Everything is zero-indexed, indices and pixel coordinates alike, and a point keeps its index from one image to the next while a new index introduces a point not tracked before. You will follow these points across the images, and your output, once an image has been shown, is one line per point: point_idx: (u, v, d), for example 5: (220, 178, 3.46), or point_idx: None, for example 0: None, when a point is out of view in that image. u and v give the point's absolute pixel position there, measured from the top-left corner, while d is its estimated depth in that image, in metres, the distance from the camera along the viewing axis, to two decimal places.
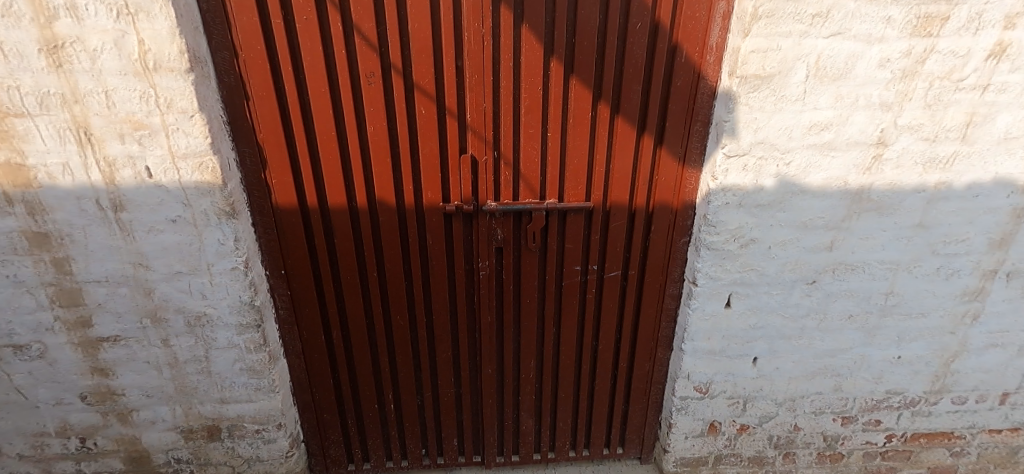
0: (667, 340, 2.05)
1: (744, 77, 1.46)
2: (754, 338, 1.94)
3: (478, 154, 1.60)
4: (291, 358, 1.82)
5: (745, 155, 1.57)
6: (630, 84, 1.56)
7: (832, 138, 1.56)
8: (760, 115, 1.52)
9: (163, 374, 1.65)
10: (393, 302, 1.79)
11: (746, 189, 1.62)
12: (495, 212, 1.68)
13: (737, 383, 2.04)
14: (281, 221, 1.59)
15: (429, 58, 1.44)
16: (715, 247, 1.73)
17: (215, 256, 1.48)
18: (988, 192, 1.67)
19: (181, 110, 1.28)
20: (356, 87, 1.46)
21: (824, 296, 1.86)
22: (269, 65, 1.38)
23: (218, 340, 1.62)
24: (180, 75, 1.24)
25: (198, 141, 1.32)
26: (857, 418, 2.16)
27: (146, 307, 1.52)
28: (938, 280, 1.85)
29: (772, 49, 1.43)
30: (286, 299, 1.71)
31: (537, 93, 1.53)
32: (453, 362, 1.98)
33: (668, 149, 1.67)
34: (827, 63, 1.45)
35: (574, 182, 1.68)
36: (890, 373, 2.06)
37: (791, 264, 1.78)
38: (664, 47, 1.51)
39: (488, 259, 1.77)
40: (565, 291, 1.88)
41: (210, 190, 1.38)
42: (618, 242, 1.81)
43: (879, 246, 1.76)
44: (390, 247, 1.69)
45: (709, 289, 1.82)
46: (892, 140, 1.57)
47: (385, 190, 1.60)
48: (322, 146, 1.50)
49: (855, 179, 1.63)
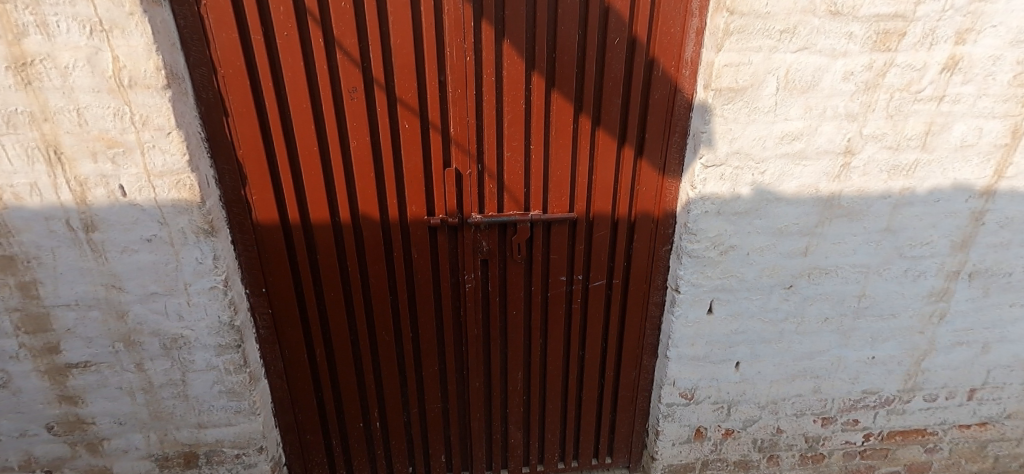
0: (652, 347, 2.07)
1: (719, 90, 1.51)
2: (736, 343, 1.98)
3: (463, 168, 1.61)
4: (272, 379, 1.77)
5: (723, 165, 1.62)
6: (610, 97, 1.60)
7: (803, 148, 1.63)
8: (735, 126, 1.57)
9: (137, 400, 1.58)
10: (378, 317, 1.77)
11: (724, 197, 1.67)
12: (480, 225, 1.69)
13: (722, 387, 2.08)
14: (261, 238, 1.55)
15: (412, 73, 1.45)
16: (695, 254, 1.77)
17: (192, 275, 1.44)
18: (948, 196, 1.76)
19: (157, 127, 1.25)
20: (338, 102, 1.46)
21: (802, 299, 1.92)
22: (248, 80, 1.36)
23: (196, 362, 1.56)
24: (157, 92, 1.22)
25: (175, 158, 1.29)
26: (836, 418, 2.22)
27: (119, 330, 1.46)
28: (906, 281, 1.93)
29: (744, 63, 1.49)
30: (266, 318, 1.67)
31: (519, 106, 1.55)
32: (439, 377, 1.96)
33: (648, 160, 1.71)
34: (796, 76, 1.52)
35: (557, 194, 1.71)
36: (865, 373, 2.13)
37: (769, 269, 1.83)
38: (641, 61, 1.56)
39: (474, 272, 1.77)
40: (550, 301, 1.89)
41: (188, 208, 1.35)
42: (602, 252, 1.84)
43: (851, 251, 1.83)
44: (375, 262, 1.67)
45: (692, 296, 1.85)
46: (858, 149, 1.65)
47: (369, 204, 1.58)
48: (304, 162, 1.49)
49: (826, 186, 1.70)
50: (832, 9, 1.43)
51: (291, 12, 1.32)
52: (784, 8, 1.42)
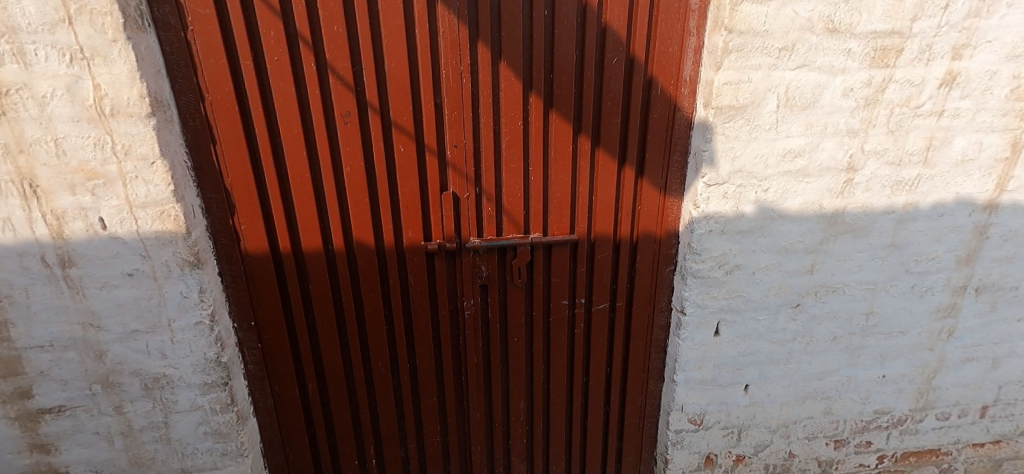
0: (658, 371, 2.01)
1: (719, 108, 1.49)
2: (744, 365, 1.92)
3: (460, 191, 1.56)
4: (261, 417, 1.67)
5: (725, 183, 1.60)
6: (609, 117, 1.57)
7: (805, 165, 1.60)
8: (737, 144, 1.55)
9: (115, 445, 1.47)
10: (374, 347, 1.69)
11: (727, 216, 1.64)
12: (479, 249, 1.63)
13: (731, 412, 2.01)
14: (250, 268, 1.48)
15: (407, 96, 1.42)
16: (700, 275, 1.72)
17: (177, 310, 1.37)
18: (952, 211, 1.74)
19: (140, 156, 1.19)
20: (331, 126, 1.41)
21: (809, 318, 1.87)
22: (237, 106, 1.31)
23: (179, 403, 1.47)
24: (141, 120, 1.17)
25: (159, 188, 1.23)
26: (848, 440, 2.16)
27: (97, 372, 1.37)
28: (913, 297, 1.89)
29: (743, 81, 1.47)
30: (256, 352, 1.58)
31: (517, 127, 1.52)
32: (439, 408, 1.87)
33: (649, 180, 1.67)
34: (796, 94, 1.50)
35: (558, 215, 1.66)
36: (876, 392, 2.07)
37: (775, 288, 1.79)
38: (640, 80, 1.54)
39: (473, 298, 1.71)
40: (553, 326, 1.83)
41: (172, 240, 1.29)
42: (605, 274, 1.79)
43: (857, 267, 1.80)
44: (370, 291, 1.61)
45: (698, 318, 1.80)
46: (860, 165, 1.63)
47: (364, 231, 1.53)
48: (295, 189, 1.43)
49: (829, 202, 1.67)
50: (829, 27, 1.43)
51: (282, 37, 1.28)
52: (782, 26, 1.41)
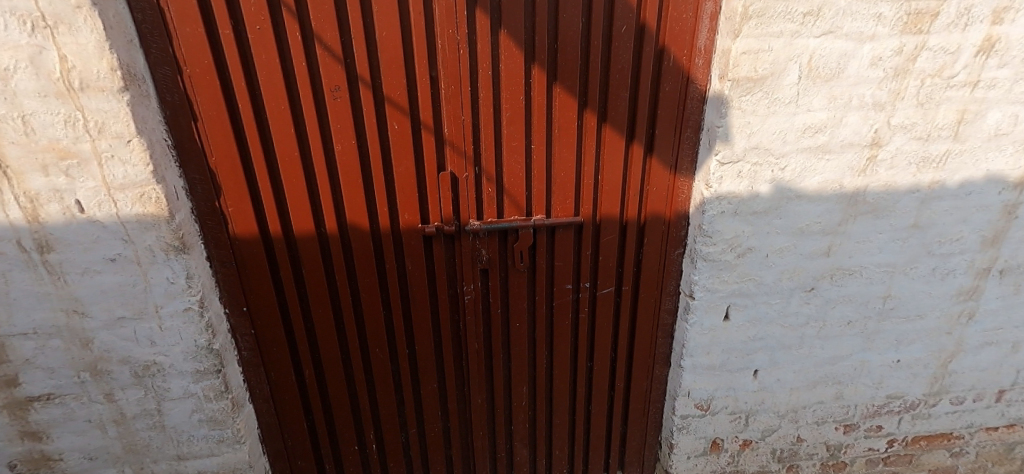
0: (665, 356, 1.95)
1: (736, 80, 1.39)
2: (754, 350, 1.86)
3: (458, 171, 1.48)
4: (258, 403, 1.64)
5: (740, 162, 1.50)
6: (617, 91, 1.47)
7: (826, 141, 1.50)
8: (754, 119, 1.44)
9: (108, 432, 1.44)
10: (371, 333, 1.64)
11: (741, 196, 1.55)
12: (479, 232, 1.56)
13: (739, 397, 1.96)
14: (240, 253, 1.42)
15: (400, 69, 1.32)
16: (711, 258, 1.65)
17: (164, 297, 1.31)
18: (980, 189, 1.64)
19: (115, 134, 1.12)
20: (320, 101, 1.32)
21: (823, 302, 1.80)
22: (218, 80, 1.22)
23: (172, 390, 1.43)
24: (113, 95, 1.08)
25: (138, 169, 1.16)
26: (858, 425, 2.11)
27: (84, 359, 1.33)
28: (934, 280, 1.81)
29: (764, 50, 1.36)
30: (249, 339, 1.54)
31: (518, 102, 1.43)
32: (439, 393, 1.83)
33: (658, 158, 1.58)
34: (819, 63, 1.39)
35: (562, 196, 1.58)
36: (890, 377, 2.01)
37: (789, 271, 1.71)
38: (650, 51, 1.43)
39: (473, 283, 1.65)
40: (556, 311, 1.77)
41: (155, 224, 1.22)
42: (610, 257, 1.71)
43: (876, 249, 1.71)
44: (366, 276, 1.55)
45: (707, 302, 1.73)
46: (885, 141, 1.52)
47: (358, 213, 1.46)
48: (284, 169, 1.36)
49: (850, 181, 1.57)
50: None
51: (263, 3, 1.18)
52: None
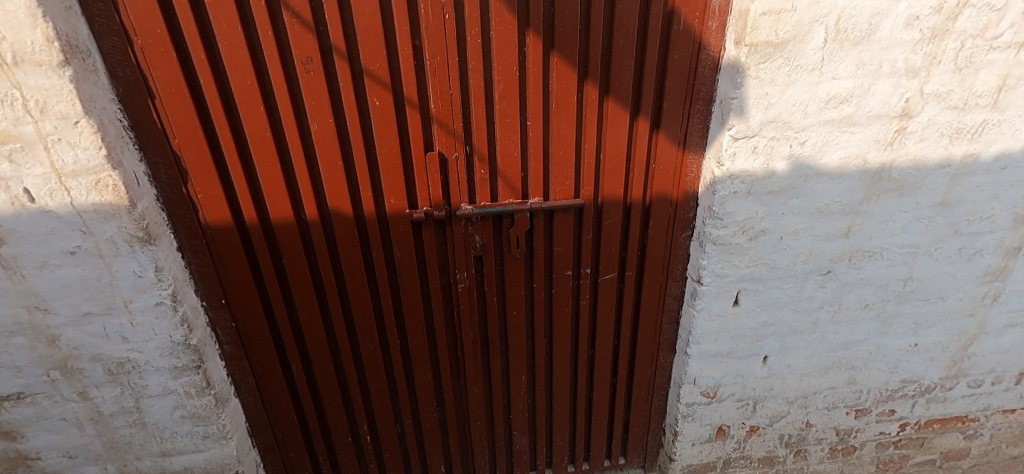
0: (670, 342, 1.87)
1: (754, 45, 1.24)
2: (764, 336, 1.77)
3: (447, 151, 1.36)
4: (244, 397, 1.57)
5: (756, 137, 1.37)
6: (621, 60, 1.33)
7: (852, 112, 1.36)
8: (772, 89, 1.31)
9: (86, 431, 1.38)
10: (360, 324, 1.56)
11: (756, 175, 1.42)
12: (471, 217, 1.45)
13: (747, 384, 1.88)
14: (214, 243, 1.32)
15: (379, 37, 1.18)
16: (721, 242, 1.54)
17: (132, 291, 1.22)
18: (1017, 163, 1.51)
19: (60, 115, 0.99)
20: (291, 75, 1.20)
21: (840, 286, 1.69)
22: (174, 52, 1.09)
23: (150, 387, 1.36)
24: (53, 70, 0.95)
25: (90, 154, 1.04)
26: (870, 409, 2.03)
27: (52, 357, 1.25)
28: (959, 261, 1.69)
29: (786, 10, 1.21)
30: (231, 332, 1.45)
31: (511, 74, 1.29)
32: (434, 384, 1.76)
33: (666, 133, 1.45)
34: (848, 25, 1.24)
35: (561, 177, 1.46)
36: (905, 362, 1.92)
37: (804, 254, 1.60)
38: (659, 13, 1.28)
39: (466, 271, 1.55)
40: (555, 298, 1.68)
41: (115, 213, 1.12)
42: (613, 241, 1.60)
43: (899, 230, 1.59)
44: (352, 265, 1.45)
45: (716, 288, 1.63)
46: (917, 111, 1.38)
47: (339, 198, 1.35)
48: (256, 151, 1.24)
49: (875, 156, 1.44)
50: None
51: None
52: None
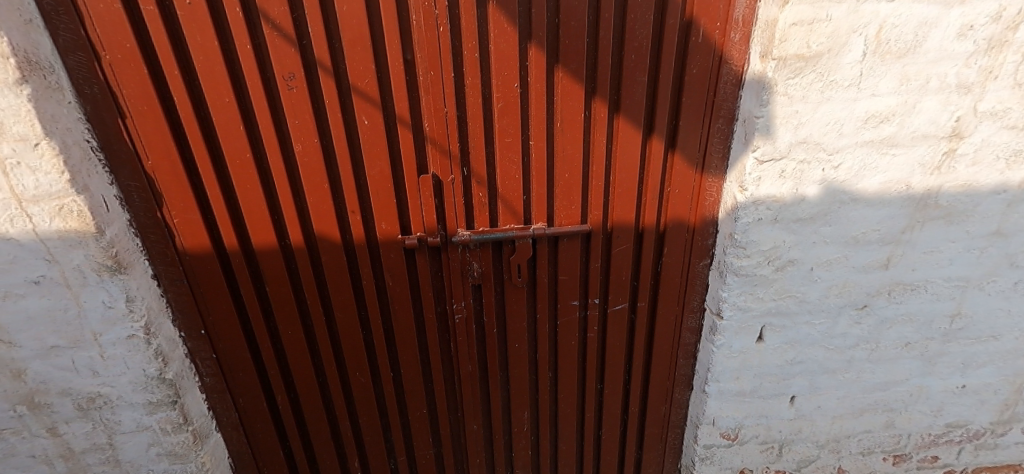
0: (686, 378, 1.72)
1: (783, 59, 1.11)
2: (792, 375, 1.60)
3: (443, 174, 1.25)
4: (227, 431, 1.48)
5: (784, 159, 1.23)
6: (633, 75, 1.22)
7: (893, 132, 1.22)
8: (803, 106, 1.17)
9: (57, 468, 1.31)
10: (350, 355, 1.46)
11: (784, 200, 1.28)
12: (469, 243, 1.34)
13: (772, 426, 1.71)
14: (192, 270, 1.24)
15: (367, 50, 1.09)
16: (744, 273, 1.39)
17: (102, 323, 1.14)
18: None
19: (18, 136, 0.91)
20: (272, 92, 1.11)
21: (877, 322, 1.52)
22: (145, 69, 1.02)
23: (123, 423, 1.28)
24: (9, 88, 0.87)
25: (52, 178, 0.96)
26: (911, 455, 1.84)
27: (18, 392, 1.17)
28: (1015, 296, 1.51)
29: (820, 20, 1.07)
30: (211, 364, 1.37)
31: (512, 90, 1.19)
32: (430, 419, 1.64)
33: (682, 154, 1.33)
34: (890, 36, 1.10)
35: (566, 201, 1.34)
36: (952, 405, 1.72)
37: (838, 287, 1.44)
38: (676, 24, 1.16)
39: (464, 300, 1.44)
40: (561, 330, 1.55)
41: (81, 241, 1.03)
42: (624, 270, 1.48)
43: (946, 261, 1.43)
44: (340, 293, 1.36)
45: (738, 322, 1.48)
46: (969, 131, 1.23)
47: (326, 223, 1.25)
48: (235, 173, 1.16)
49: (920, 181, 1.28)
50: None
51: None
52: None
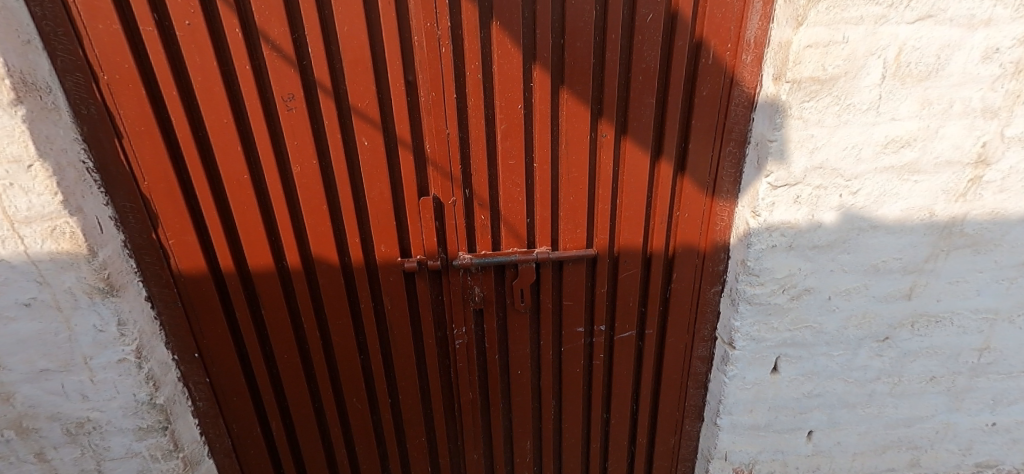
0: (697, 409, 1.64)
1: (797, 82, 1.07)
2: (809, 409, 1.52)
3: (444, 196, 1.22)
4: (219, 458, 1.43)
5: (799, 184, 1.18)
6: (641, 97, 1.18)
7: (915, 158, 1.16)
8: (819, 131, 1.12)
9: None
10: (346, 380, 1.41)
11: (799, 227, 1.22)
12: (470, 267, 1.30)
13: (788, 462, 1.62)
14: (187, 292, 1.21)
15: (368, 71, 1.07)
16: (757, 301, 1.33)
17: (93, 347, 1.11)
18: None
19: (11, 157, 0.90)
20: (271, 113, 1.09)
21: (900, 355, 1.44)
22: (144, 90, 1.01)
23: (112, 449, 1.24)
24: (3, 109, 0.86)
25: (44, 200, 0.94)
26: None
27: (6, 416, 1.14)
28: None
29: (836, 42, 1.03)
30: (205, 388, 1.33)
31: (516, 112, 1.16)
32: (428, 447, 1.58)
33: (692, 179, 1.28)
34: (910, 59, 1.06)
35: (572, 224, 1.30)
36: (981, 443, 1.62)
37: (857, 317, 1.37)
38: (685, 46, 1.13)
39: (465, 326, 1.39)
40: (565, 358, 1.50)
41: (73, 263, 1.01)
42: (631, 296, 1.42)
43: (973, 292, 1.35)
44: (338, 318, 1.32)
45: (751, 353, 1.41)
46: (995, 157, 1.17)
47: (323, 245, 1.22)
48: (232, 194, 1.13)
49: (944, 209, 1.22)
50: None
51: None
52: None
